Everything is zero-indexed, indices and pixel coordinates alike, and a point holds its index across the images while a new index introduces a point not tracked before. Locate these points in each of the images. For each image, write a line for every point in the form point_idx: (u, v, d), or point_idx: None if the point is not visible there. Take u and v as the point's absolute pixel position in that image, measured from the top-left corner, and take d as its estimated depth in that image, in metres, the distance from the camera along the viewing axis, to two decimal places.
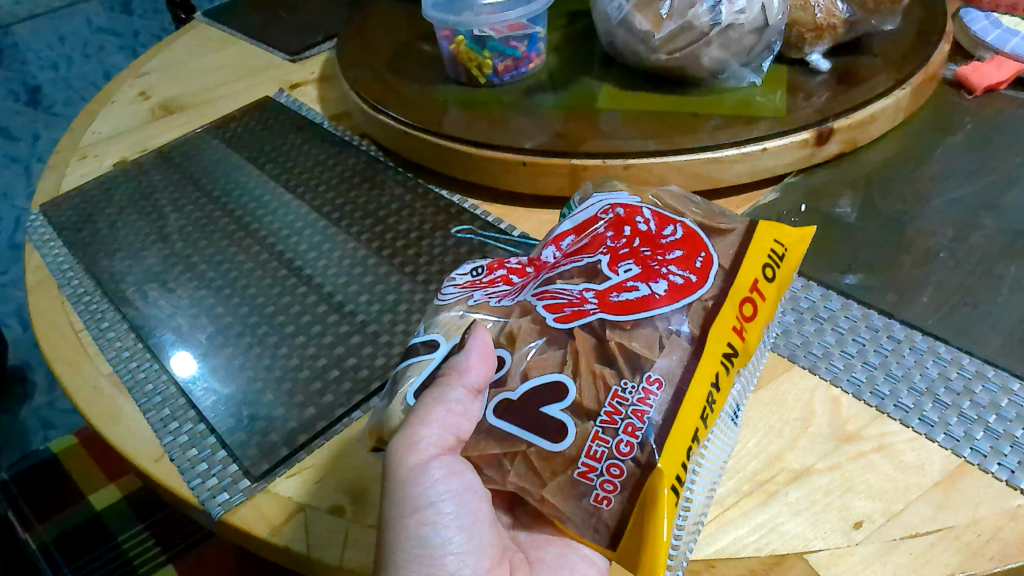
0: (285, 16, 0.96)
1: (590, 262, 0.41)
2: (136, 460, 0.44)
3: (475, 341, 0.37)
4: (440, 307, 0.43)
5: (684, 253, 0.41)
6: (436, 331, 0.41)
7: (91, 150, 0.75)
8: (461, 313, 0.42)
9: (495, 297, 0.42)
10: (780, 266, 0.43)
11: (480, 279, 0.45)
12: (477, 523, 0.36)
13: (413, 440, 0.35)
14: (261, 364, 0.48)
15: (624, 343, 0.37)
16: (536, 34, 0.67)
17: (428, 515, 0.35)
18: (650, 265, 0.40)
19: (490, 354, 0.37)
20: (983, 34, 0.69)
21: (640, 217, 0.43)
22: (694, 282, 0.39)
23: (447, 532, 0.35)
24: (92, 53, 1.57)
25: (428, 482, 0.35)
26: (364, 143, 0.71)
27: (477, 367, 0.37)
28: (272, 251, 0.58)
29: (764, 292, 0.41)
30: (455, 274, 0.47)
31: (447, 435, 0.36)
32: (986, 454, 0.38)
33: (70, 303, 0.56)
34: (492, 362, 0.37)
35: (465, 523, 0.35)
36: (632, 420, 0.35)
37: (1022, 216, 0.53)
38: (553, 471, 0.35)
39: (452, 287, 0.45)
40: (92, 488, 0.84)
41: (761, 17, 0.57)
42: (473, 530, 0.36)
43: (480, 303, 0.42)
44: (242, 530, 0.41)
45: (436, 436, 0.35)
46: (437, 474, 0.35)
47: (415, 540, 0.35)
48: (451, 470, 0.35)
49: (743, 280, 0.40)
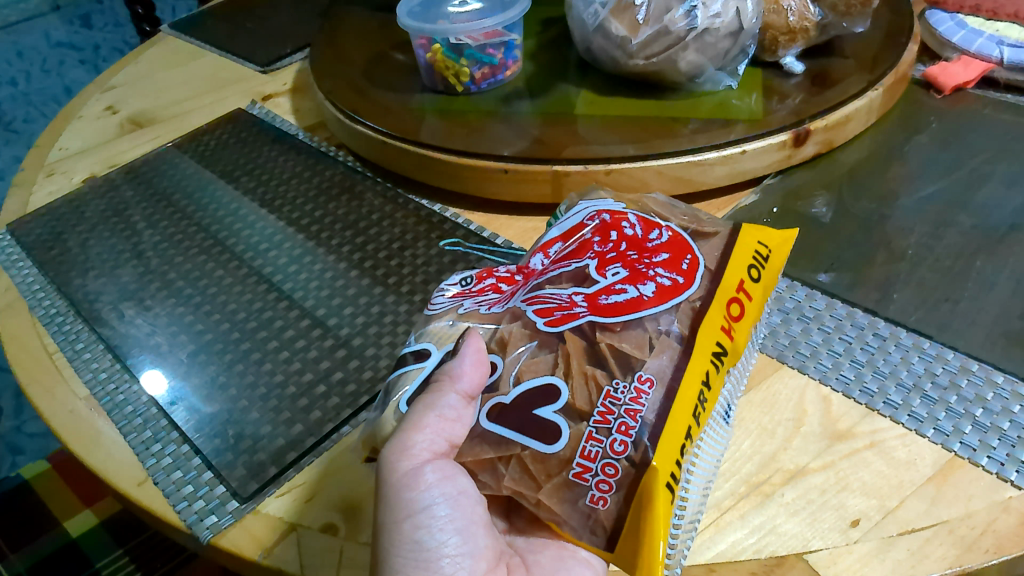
0: (253, 27, 0.95)
1: (579, 267, 0.40)
2: (117, 485, 0.43)
3: (468, 347, 0.37)
4: (430, 317, 0.42)
5: (670, 255, 0.41)
6: (427, 341, 0.41)
7: (58, 168, 0.73)
8: (452, 322, 0.41)
9: (485, 305, 0.42)
10: (766, 267, 0.43)
11: (469, 288, 0.44)
12: (471, 526, 0.35)
13: (405, 444, 0.34)
14: (244, 383, 0.47)
15: (615, 345, 0.37)
16: (512, 42, 0.67)
17: (422, 519, 0.34)
18: (637, 268, 0.40)
19: (483, 361, 0.37)
20: (949, 35, 0.71)
21: (627, 222, 0.43)
22: (681, 284, 0.39)
23: (442, 535, 0.34)
24: (52, 68, 1.52)
25: (422, 486, 0.34)
26: (341, 153, 0.70)
27: (470, 374, 0.36)
28: (251, 266, 0.57)
29: (751, 291, 0.41)
30: (444, 284, 0.45)
31: (440, 439, 0.35)
32: (975, 447, 0.38)
33: (42, 324, 0.55)
34: (485, 368, 0.37)
35: (459, 526, 0.35)
36: (625, 420, 0.34)
37: (995, 212, 0.54)
38: (548, 473, 0.35)
39: (443, 296, 0.44)
40: (68, 514, 0.82)
41: (736, 21, 0.58)
42: (468, 533, 0.35)
43: (470, 311, 0.41)
44: (232, 554, 0.40)
45: (429, 440, 0.34)
46: (431, 478, 0.34)
47: (410, 545, 0.34)
48: (446, 473, 0.35)
49: (729, 281, 0.40)
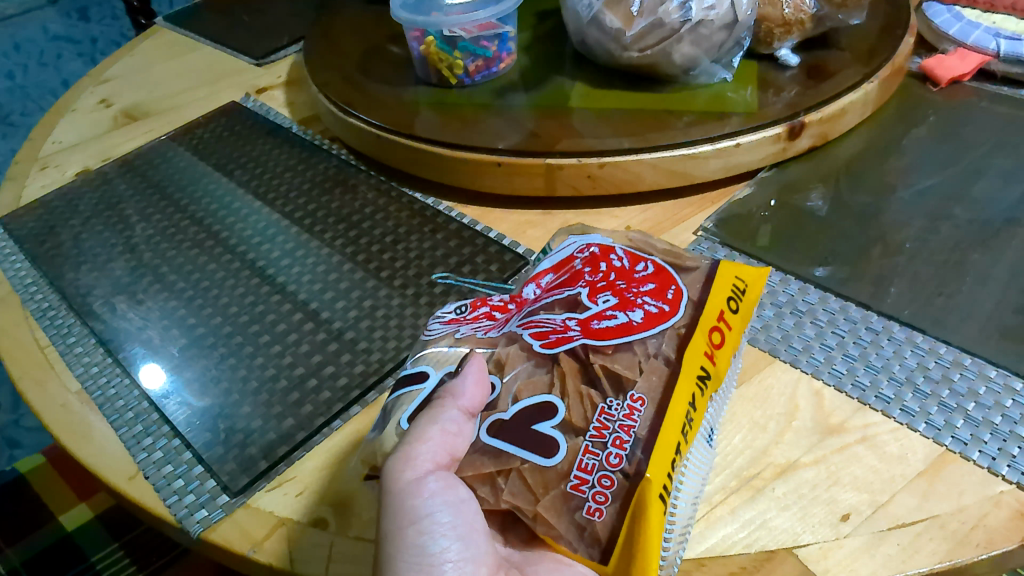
0: (249, 19, 0.95)
1: (570, 294, 0.41)
2: (108, 480, 0.43)
3: (470, 367, 0.37)
4: (428, 341, 0.42)
5: (657, 285, 0.41)
6: (424, 364, 0.40)
7: (52, 160, 0.73)
8: (449, 347, 0.41)
9: (481, 330, 0.42)
10: (744, 299, 0.43)
11: (463, 316, 0.43)
12: (474, 536, 0.34)
13: (409, 453, 0.33)
14: (236, 376, 0.47)
15: (608, 365, 0.37)
16: (506, 34, 0.67)
17: (425, 526, 0.33)
18: (626, 295, 0.40)
19: (484, 380, 0.36)
20: (945, 27, 0.70)
21: (614, 253, 0.43)
22: (668, 310, 0.39)
23: (445, 543, 0.33)
24: (50, 62, 1.49)
25: (426, 493, 0.33)
26: (334, 147, 0.69)
27: (471, 393, 0.35)
28: (244, 259, 0.57)
29: (729, 323, 0.41)
30: (438, 311, 0.45)
31: (443, 452, 0.34)
32: (967, 442, 0.38)
33: (34, 318, 0.54)
34: (486, 388, 0.36)
35: (462, 534, 0.33)
36: (620, 434, 0.34)
37: (991, 206, 0.54)
38: (546, 486, 0.34)
39: (437, 322, 0.43)
40: (63, 508, 0.82)
41: (731, 13, 0.58)
42: (471, 542, 0.33)
43: (467, 336, 0.41)
44: (223, 548, 0.39)
45: (432, 451, 0.34)
46: (435, 486, 0.33)
47: (414, 551, 0.32)
48: (448, 483, 0.34)
49: (710, 310, 0.40)
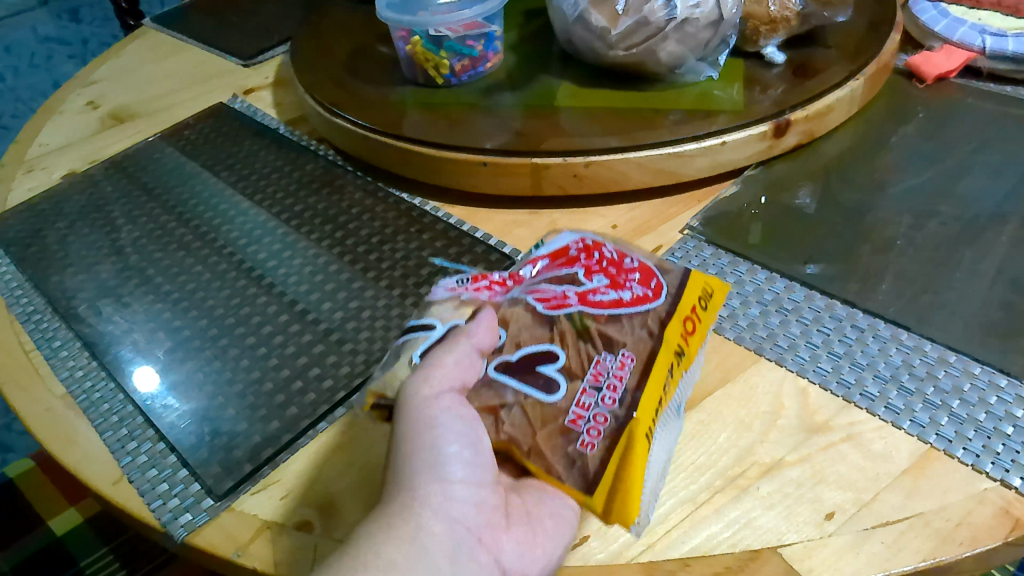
0: (238, 20, 0.94)
1: (568, 272, 0.44)
2: (92, 483, 0.43)
3: (482, 315, 0.40)
4: (432, 298, 0.43)
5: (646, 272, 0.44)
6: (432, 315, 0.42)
7: (39, 163, 0.73)
8: (455, 306, 0.42)
9: (483, 293, 0.43)
10: (707, 305, 0.44)
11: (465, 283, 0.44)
12: (482, 448, 0.36)
13: (428, 373, 0.37)
14: (222, 378, 0.47)
15: (602, 329, 0.41)
16: (492, 33, 0.66)
17: (438, 433, 0.35)
18: (617, 277, 0.44)
19: (494, 329, 0.40)
20: (932, 24, 0.71)
21: (607, 244, 0.46)
22: (653, 295, 0.43)
23: (455, 450, 0.35)
24: (40, 63, 1.48)
25: (440, 406, 0.36)
26: (322, 147, 0.69)
27: (483, 332, 0.39)
28: (231, 261, 0.57)
29: (699, 315, 0.44)
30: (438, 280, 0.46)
31: (456, 377, 0.37)
32: (952, 439, 0.38)
33: (19, 321, 0.54)
34: (496, 333, 0.40)
35: (471, 444, 0.36)
36: (600, 411, 0.38)
37: (978, 202, 0.54)
38: (543, 421, 0.38)
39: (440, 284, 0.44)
40: (52, 513, 0.81)
41: (716, 11, 0.58)
42: (479, 453, 0.36)
43: (471, 297, 0.43)
44: (207, 552, 0.39)
45: (447, 372, 0.37)
46: (448, 400, 0.36)
47: (427, 451, 0.35)
48: (460, 401, 0.37)
49: (685, 302, 0.43)
